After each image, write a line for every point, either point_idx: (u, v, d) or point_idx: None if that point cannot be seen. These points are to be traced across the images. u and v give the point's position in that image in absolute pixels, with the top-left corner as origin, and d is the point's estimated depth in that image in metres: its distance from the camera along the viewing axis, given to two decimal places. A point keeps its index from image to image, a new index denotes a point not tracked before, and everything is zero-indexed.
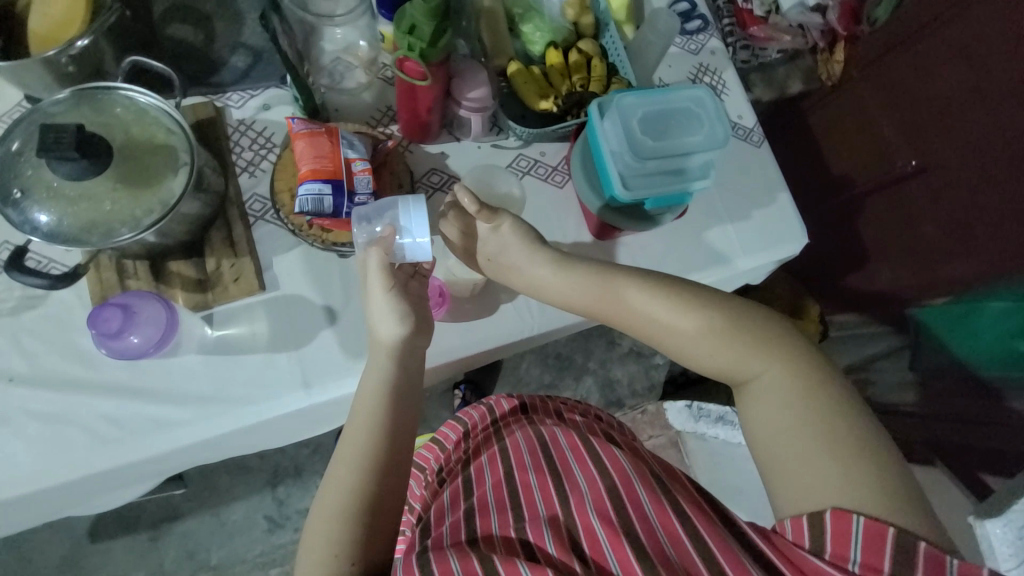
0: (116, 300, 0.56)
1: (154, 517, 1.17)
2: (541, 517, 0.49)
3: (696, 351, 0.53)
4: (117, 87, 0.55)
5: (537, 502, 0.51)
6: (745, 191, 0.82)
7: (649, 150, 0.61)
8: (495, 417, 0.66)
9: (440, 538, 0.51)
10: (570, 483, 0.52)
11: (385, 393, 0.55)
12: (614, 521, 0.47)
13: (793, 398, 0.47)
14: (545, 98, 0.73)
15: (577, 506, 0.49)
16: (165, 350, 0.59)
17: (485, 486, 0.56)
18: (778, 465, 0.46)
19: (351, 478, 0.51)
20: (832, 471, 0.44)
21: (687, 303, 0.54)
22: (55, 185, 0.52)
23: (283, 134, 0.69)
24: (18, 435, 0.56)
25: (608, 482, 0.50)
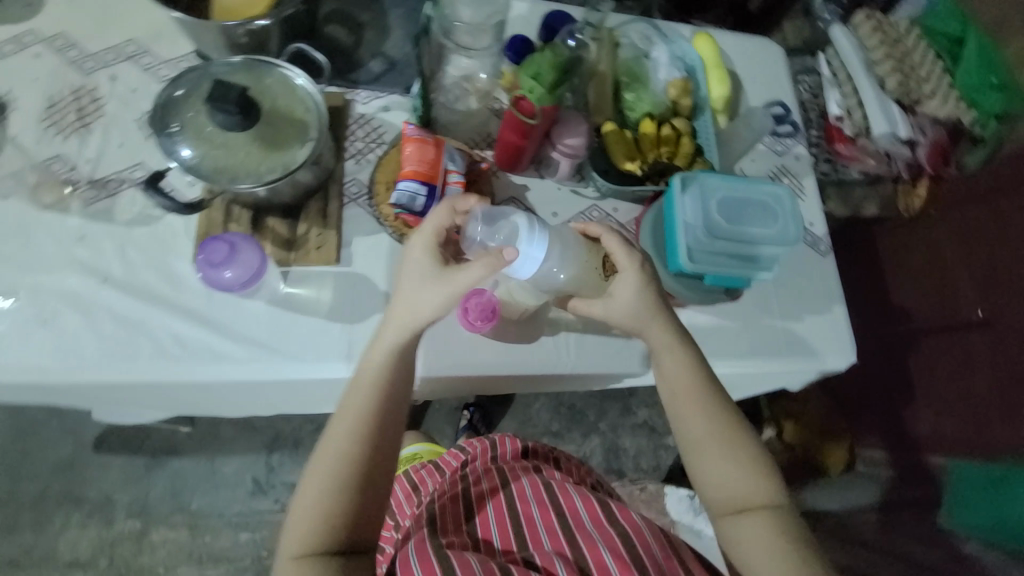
0: (224, 237, 0.62)
1: (154, 448, 1.22)
2: (549, 549, 0.57)
3: (698, 448, 0.59)
4: (278, 64, 0.64)
5: (543, 535, 0.59)
6: (803, 295, 0.83)
7: (721, 230, 0.64)
8: (496, 453, 0.72)
9: (455, 542, 0.59)
10: (577, 520, 0.60)
11: (396, 351, 0.58)
12: (624, 557, 0.55)
13: (761, 498, 0.57)
14: (631, 160, 0.78)
15: (587, 544, 0.57)
16: (247, 290, 0.65)
17: (488, 521, 0.62)
18: (752, 556, 0.54)
19: (357, 435, 0.54)
20: (790, 555, 0.53)
21: (719, 425, 0.59)
22: (203, 130, 0.60)
23: (394, 134, 0.77)
24: (95, 329, 0.62)
25: (616, 528, 0.58)
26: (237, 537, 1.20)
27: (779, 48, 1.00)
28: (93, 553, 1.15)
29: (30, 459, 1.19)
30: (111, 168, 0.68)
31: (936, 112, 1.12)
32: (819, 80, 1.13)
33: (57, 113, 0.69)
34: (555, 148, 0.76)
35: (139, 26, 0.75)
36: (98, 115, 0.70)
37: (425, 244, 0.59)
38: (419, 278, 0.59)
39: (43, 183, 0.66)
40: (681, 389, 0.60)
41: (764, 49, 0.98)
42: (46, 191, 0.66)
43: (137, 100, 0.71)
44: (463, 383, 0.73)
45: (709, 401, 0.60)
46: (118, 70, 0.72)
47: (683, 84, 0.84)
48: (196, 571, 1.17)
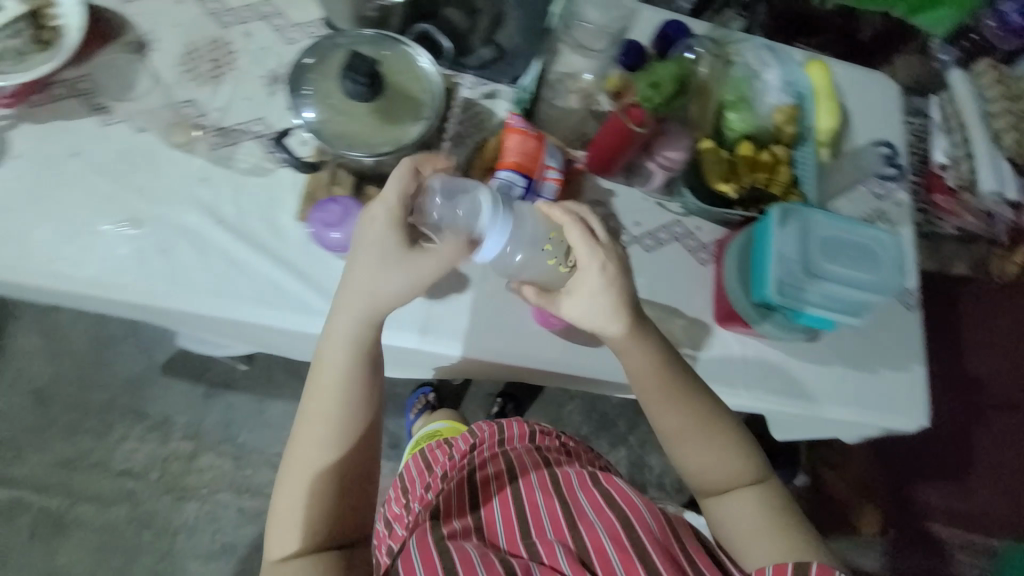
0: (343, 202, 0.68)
1: (213, 379, 1.31)
2: (553, 539, 0.62)
3: (679, 438, 0.64)
4: (404, 41, 0.66)
5: (547, 523, 0.65)
6: (880, 347, 0.80)
7: (819, 267, 0.63)
8: (503, 437, 0.75)
9: (457, 529, 0.66)
10: (579, 511, 0.65)
11: (360, 353, 0.60)
12: (624, 542, 0.60)
13: (735, 468, 0.63)
14: (726, 181, 0.77)
15: (586, 530, 0.62)
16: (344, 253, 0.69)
17: (492, 506, 0.69)
18: (737, 520, 0.61)
19: (331, 444, 0.58)
20: (768, 516, 0.60)
21: (692, 414, 0.64)
22: (328, 95, 0.64)
23: (493, 122, 0.79)
24: (206, 265, 0.67)
25: (616, 513, 0.64)
26: (274, 475, 1.28)
27: (896, 86, 0.95)
28: (147, 465, 1.26)
29: (103, 369, 1.29)
30: (236, 118, 0.73)
31: None
32: (926, 123, 1.06)
33: (194, 59, 0.74)
34: (654, 159, 0.77)
35: None
36: (231, 67, 0.75)
37: (382, 220, 0.59)
38: (377, 257, 0.59)
39: (175, 124, 0.71)
40: (650, 389, 0.64)
41: (878, 86, 0.94)
42: (177, 130, 0.71)
43: (266, 58, 0.76)
44: (522, 372, 0.75)
45: (678, 395, 0.64)
46: (253, 27, 0.77)
47: (790, 111, 0.81)
48: (234, 498, 1.26)
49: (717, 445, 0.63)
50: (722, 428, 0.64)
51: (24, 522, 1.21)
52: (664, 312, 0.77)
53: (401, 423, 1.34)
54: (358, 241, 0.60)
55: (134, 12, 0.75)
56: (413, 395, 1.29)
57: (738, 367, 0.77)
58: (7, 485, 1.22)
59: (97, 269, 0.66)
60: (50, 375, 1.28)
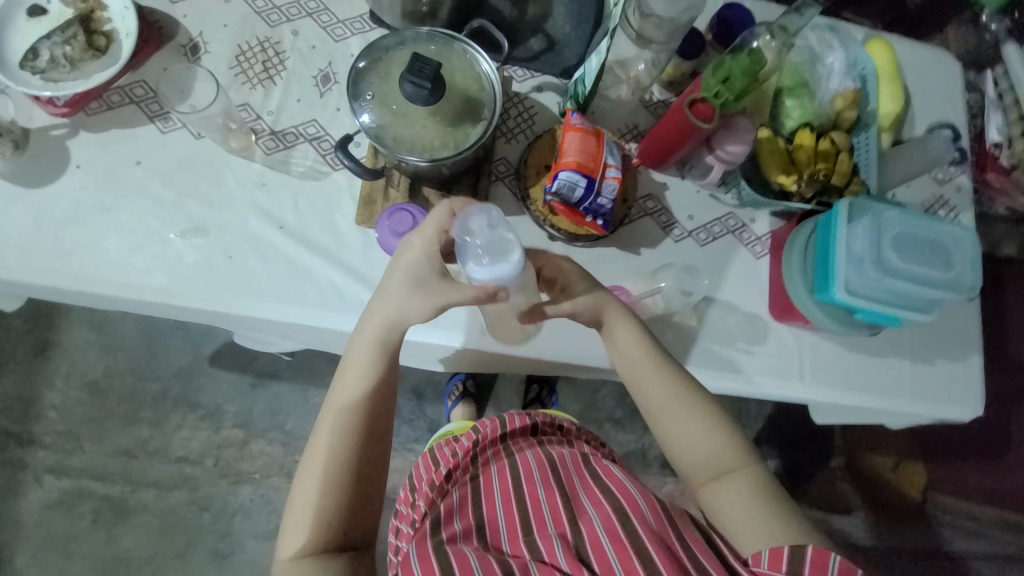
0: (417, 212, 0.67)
1: (258, 369, 1.35)
2: (553, 532, 0.56)
3: (665, 417, 0.62)
4: (459, 39, 0.65)
5: (547, 517, 0.58)
6: (937, 338, 0.79)
7: (892, 266, 0.62)
8: (505, 431, 0.68)
9: (456, 533, 0.59)
10: (580, 510, 0.58)
11: (379, 363, 0.62)
12: (621, 536, 0.54)
13: (721, 452, 0.60)
14: (786, 174, 0.75)
15: (585, 526, 0.56)
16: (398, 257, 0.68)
17: (493, 500, 0.62)
18: (727, 508, 0.57)
19: (341, 445, 0.59)
20: (759, 504, 0.56)
21: (677, 391, 0.63)
22: (387, 98, 0.63)
23: (544, 117, 0.78)
24: (269, 270, 0.68)
25: (614, 504, 0.58)
26: None
27: (960, 62, 0.91)
28: (201, 452, 1.31)
29: (153, 361, 1.34)
30: (289, 121, 0.73)
31: None
32: (982, 99, 1.06)
33: (244, 61, 0.74)
34: (713, 153, 0.73)
35: None
36: (280, 68, 0.74)
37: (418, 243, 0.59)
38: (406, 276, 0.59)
39: (230, 129, 0.72)
40: (640, 365, 0.64)
41: (944, 64, 0.89)
42: (233, 136, 0.71)
43: (314, 57, 0.75)
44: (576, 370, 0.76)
45: (664, 367, 0.64)
46: (299, 25, 0.76)
47: (853, 96, 0.78)
48: (284, 482, 1.31)
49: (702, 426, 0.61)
50: (708, 409, 0.62)
51: (88, 508, 1.28)
52: (719, 307, 0.77)
53: (439, 409, 1.38)
54: (397, 259, 0.60)
55: (181, 14, 0.74)
56: (451, 382, 1.31)
57: (794, 361, 0.76)
58: (71, 474, 1.29)
59: (167, 278, 0.67)
60: (103, 368, 1.33)
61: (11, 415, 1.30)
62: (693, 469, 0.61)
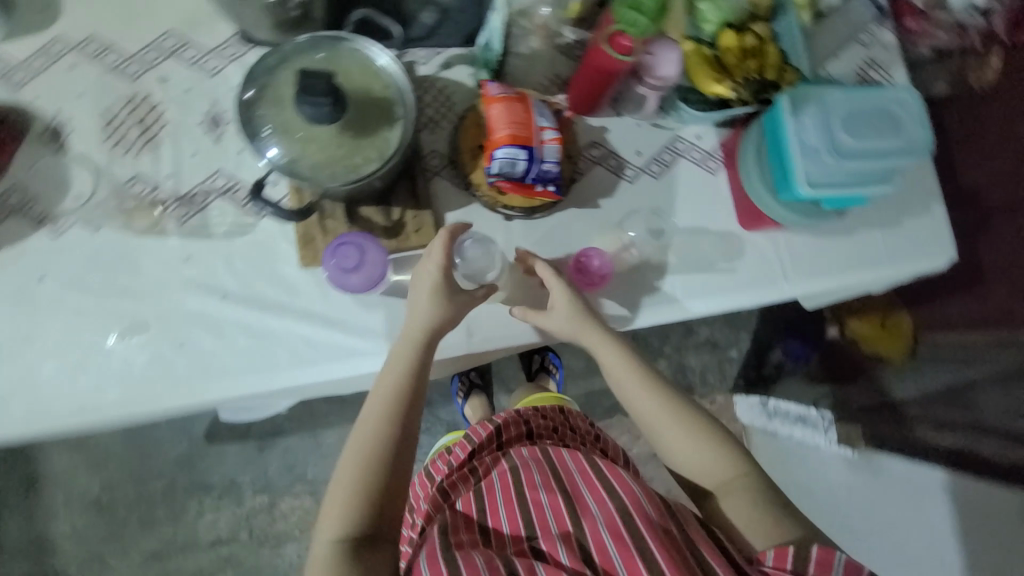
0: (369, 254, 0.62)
1: (260, 430, 1.30)
2: (555, 532, 0.56)
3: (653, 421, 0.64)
4: (345, 37, 0.58)
5: (549, 517, 0.58)
6: (899, 200, 0.81)
7: (850, 149, 0.61)
8: (501, 438, 0.70)
9: (463, 539, 0.58)
10: (582, 508, 0.58)
11: (409, 367, 0.61)
12: (622, 532, 0.53)
13: (709, 452, 0.61)
14: (720, 82, 0.71)
15: (588, 526, 0.56)
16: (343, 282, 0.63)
17: (496, 505, 0.62)
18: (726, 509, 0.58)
19: (372, 446, 0.58)
20: (752, 502, 0.57)
21: (660, 395, 0.64)
22: (288, 125, 0.57)
23: (462, 94, 0.72)
24: (227, 344, 0.63)
25: (616, 502, 0.57)
26: None
27: None
28: (233, 529, 1.28)
29: (149, 458, 1.28)
30: (193, 180, 0.66)
31: None
32: None
33: (118, 131, 0.65)
34: (643, 83, 0.71)
35: (172, 17, 0.67)
36: (162, 126, 0.66)
37: (436, 265, 0.62)
38: (434, 294, 0.62)
39: (131, 208, 0.64)
40: (622, 375, 0.66)
41: None
42: (138, 215, 0.64)
43: (194, 102, 0.67)
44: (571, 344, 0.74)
45: (650, 384, 0.66)
46: (165, 71, 0.67)
47: None
48: None
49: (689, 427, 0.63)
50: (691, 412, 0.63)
51: None
52: (692, 234, 0.75)
53: (452, 409, 1.36)
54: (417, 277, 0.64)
55: (27, 97, 0.65)
56: (455, 380, 1.29)
57: (775, 263, 0.77)
58: None
59: (124, 387, 0.62)
60: (101, 482, 1.26)
61: (23, 560, 1.23)
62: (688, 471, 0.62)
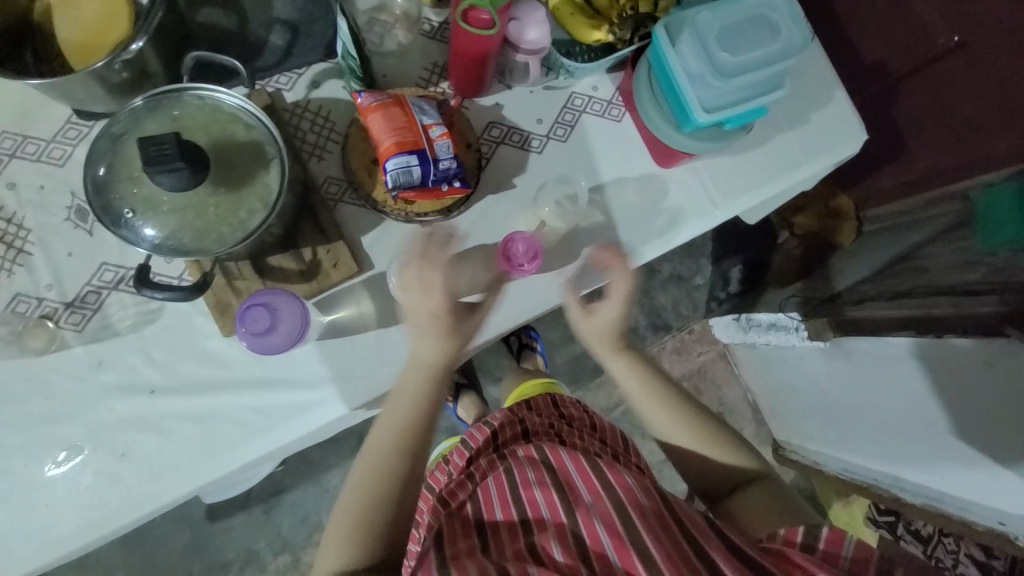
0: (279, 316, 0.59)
1: (261, 495, 1.27)
2: (551, 529, 0.54)
3: (675, 433, 0.68)
4: (186, 87, 0.54)
5: (545, 514, 0.56)
6: (801, 96, 0.81)
7: (732, 66, 0.59)
8: (496, 442, 0.67)
9: (457, 551, 0.54)
10: (576, 501, 0.56)
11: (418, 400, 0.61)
12: (619, 530, 0.52)
13: (726, 461, 0.66)
14: (597, 28, 0.69)
15: (583, 519, 0.54)
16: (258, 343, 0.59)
17: (493, 506, 0.59)
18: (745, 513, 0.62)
19: (374, 478, 0.59)
20: (768, 503, 0.62)
21: (680, 410, 0.69)
22: (156, 198, 0.52)
23: (340, 110, 0.67)
24: (172, 438, 0.60)
25: (613, 498, 0.56)
26: None
27: None
28: None
29: (158, 556, 1.24)
30: (79, 280, 0.61)
31: None
32: None
33: None
34: (520, 51, 0.68)
35: None
36: (26, 233, 0.60)
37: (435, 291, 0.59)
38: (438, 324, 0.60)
39: (22, 330, 0.59)
40: (642, 393, 0.70)
41: None
42: (30, 335, 0.59)
43: (53, 197, 0.61)
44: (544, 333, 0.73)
45: (682, 414, 0.69)
46: (9, 173, 0.60)
47: None
48: None
49: (709, 441, 0.67)
50: (712, 427, 0.68)
51: None
52: (614, 186, 0.74)
53: (447, 415, 1.35)
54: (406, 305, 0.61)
55: None
56: None
57: (701, 191, 0.76)
58: None
59: (77, 514, 0.58)
60: None
61: None
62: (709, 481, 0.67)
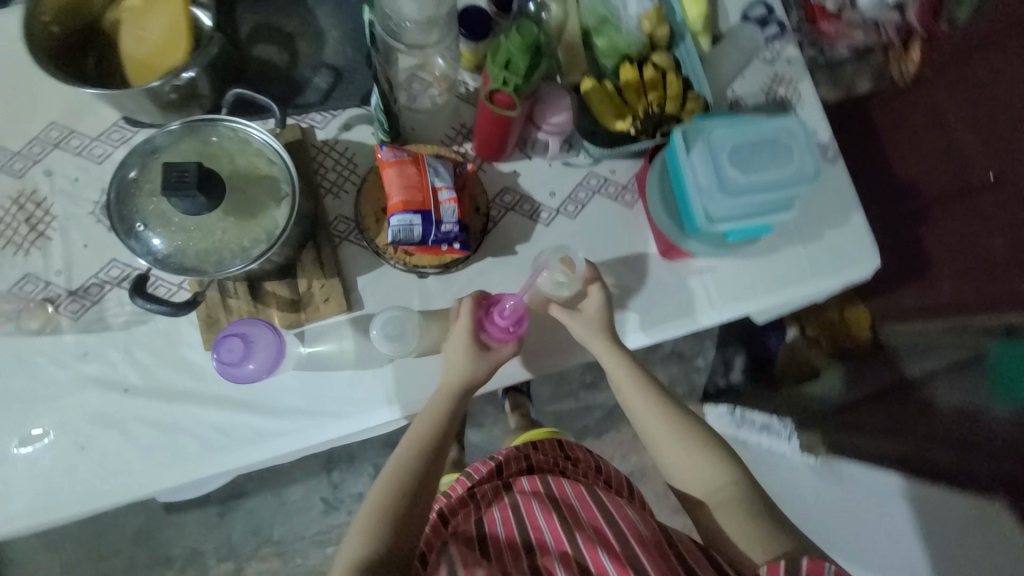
0: (257, 349, 0.61)
1: (220, 496, 1.26)
2: (553, 554, 0.58)
3: (666, 442, 0.64)
4: (221, 118, 0.57)
5: (548, 536, 0.60)
6: (817, 212, 0.81)
7: (739, 186, 0.60)
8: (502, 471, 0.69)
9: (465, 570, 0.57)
10: (578, 527, 0.60)
11: (435, 429, 0.62)
12: (621, 556, 0.56)
13: (716, 473, 0.61)
14: (621, 118, 0.73)
15: (586, 545, 0.58)
16: (230, 363, 0.60)
17: (500, 536, 0.62)
18: (733, 525, 0.58)
19: (383, 510, 0.58)
20: (758, 517, 0.57)
21: (672, 418, 0.65)
22: (169, 216, 0.55)
23: (364, 154, 0.70)
24: (134, 441, 0.61)
25: (615, 529, 0.60)
26: (325, 551, 1.27)
27: None
28: None
29: (106, 537, 1.23)
30: (86, 272, 0.64)
31: None
32: None
33: (4, 229, 0.63)
34: (541, 130, 0.70)
35: (54, 105, 0.65)
36: (49, 219, 0.64)
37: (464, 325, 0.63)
38: (463, 355, 0.62)
39: (20, 309, 0.62)
40: (634, 396, 0.66)
41: None
42: (29, 315, 0.62)
43: (83, 191, 0.65)
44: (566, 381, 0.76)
45: (672, 410, 0.66)
46: (50, 162, 0.65)
47: (656, 12, 0.76)
48: None
49: (700, 451, 0.63)
50: (706, 439, 0.64)
51: None
52: (614, 269, 0.75)
53: None
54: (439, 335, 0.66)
55: None
56: None
57: (701, 290, 0.76)
58: None
59: (23, 498, 0.59)
60: (59, 566, 1.21)
61: None
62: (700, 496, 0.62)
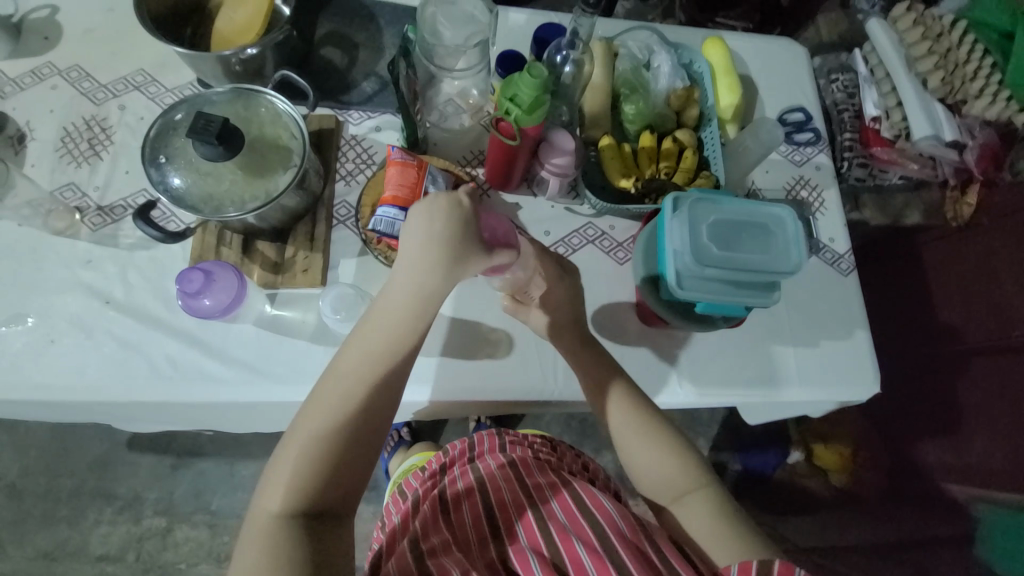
0: (219, 294, 0.64)
1: (179, 449, 1.28)
2: (525, 545, 0.51)
3: (634, 442, 0.59)
4: (265, 91, 0.65)
5: (518, 525, 0.53)
6: (816, 318, 0.78)
7: (712, 258, 0.60)
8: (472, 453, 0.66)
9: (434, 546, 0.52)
10: (548, 513, 0.53)
11: (403, 329, 0.52)
12: (596, 546, 0.49)
13: (683, 476, 0.56)
14: (626, 177, 0.75)
15: (559, 536, 0.51)
16: (191, 292, 0.63)
17: (465, 513, 0.57)
18: (707, 532, 0.52)
19: (343, 409, 0.50)
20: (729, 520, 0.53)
21: (642, 417, 0.60)
22: (191, 158, 0.62)
23: (383, 155, 0.76)
24: (96, 349, 0.65)
25: (592, 523, 0.51)
26: None
27: (802, 47, 0.94)
28: (122, 548, 1.23)
29: (68, 455, 1.27)
30: (119, 194, 0.72)
31: (984, 112, 1.03)
32: (855, 77, 1.15)
33: (69, 142, 0.73)
34: (544, 168, 0.73)
35: (148, 57, 0.77)
36: (107, 143, 0.74)
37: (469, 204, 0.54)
38: (446, 243, 0.52)
39: (53, 210, 0.70)
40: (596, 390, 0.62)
41: (784, 51, 0.93)
42: (58, 217, 0.70)
43: (143, 128, 0.75)
44: (538, 404, 0.75)
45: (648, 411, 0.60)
46: (126, 100, 0.76)
47: (687, 93, 0.79)
48: (215, 568, 1.23)
49: (670, 455, 0.57)
50: (675, 441, 0.58)
51: None
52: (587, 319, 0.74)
53: (376, 467, 1.28)
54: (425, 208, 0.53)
55: (10, 107, 0.74)
56: (384, 432, 1.23)
57: (672, 365, 0.73)
58: None
59: None
60: (19, 469, 1.26)
61: None
62: (668, 500, 0.56)
